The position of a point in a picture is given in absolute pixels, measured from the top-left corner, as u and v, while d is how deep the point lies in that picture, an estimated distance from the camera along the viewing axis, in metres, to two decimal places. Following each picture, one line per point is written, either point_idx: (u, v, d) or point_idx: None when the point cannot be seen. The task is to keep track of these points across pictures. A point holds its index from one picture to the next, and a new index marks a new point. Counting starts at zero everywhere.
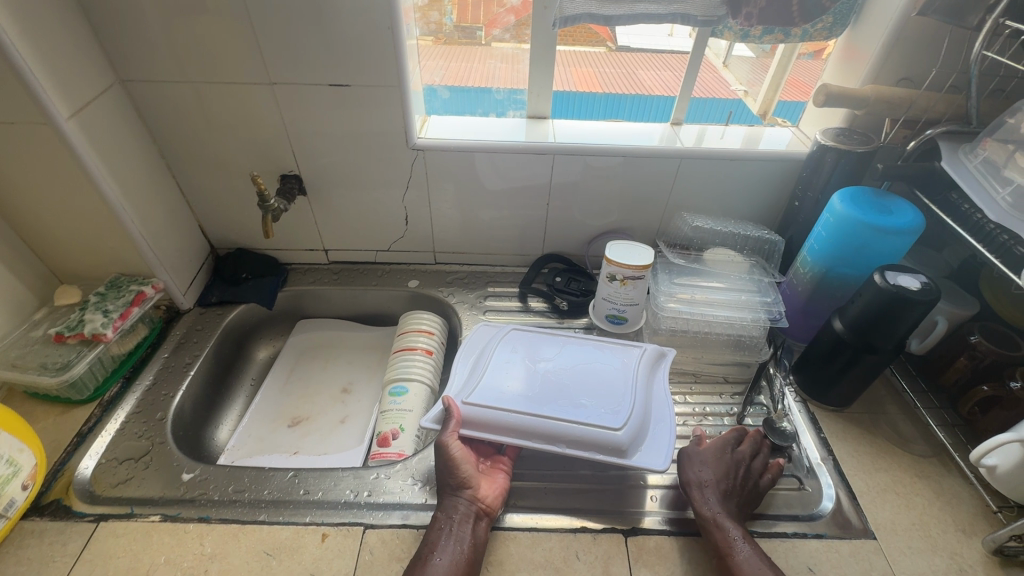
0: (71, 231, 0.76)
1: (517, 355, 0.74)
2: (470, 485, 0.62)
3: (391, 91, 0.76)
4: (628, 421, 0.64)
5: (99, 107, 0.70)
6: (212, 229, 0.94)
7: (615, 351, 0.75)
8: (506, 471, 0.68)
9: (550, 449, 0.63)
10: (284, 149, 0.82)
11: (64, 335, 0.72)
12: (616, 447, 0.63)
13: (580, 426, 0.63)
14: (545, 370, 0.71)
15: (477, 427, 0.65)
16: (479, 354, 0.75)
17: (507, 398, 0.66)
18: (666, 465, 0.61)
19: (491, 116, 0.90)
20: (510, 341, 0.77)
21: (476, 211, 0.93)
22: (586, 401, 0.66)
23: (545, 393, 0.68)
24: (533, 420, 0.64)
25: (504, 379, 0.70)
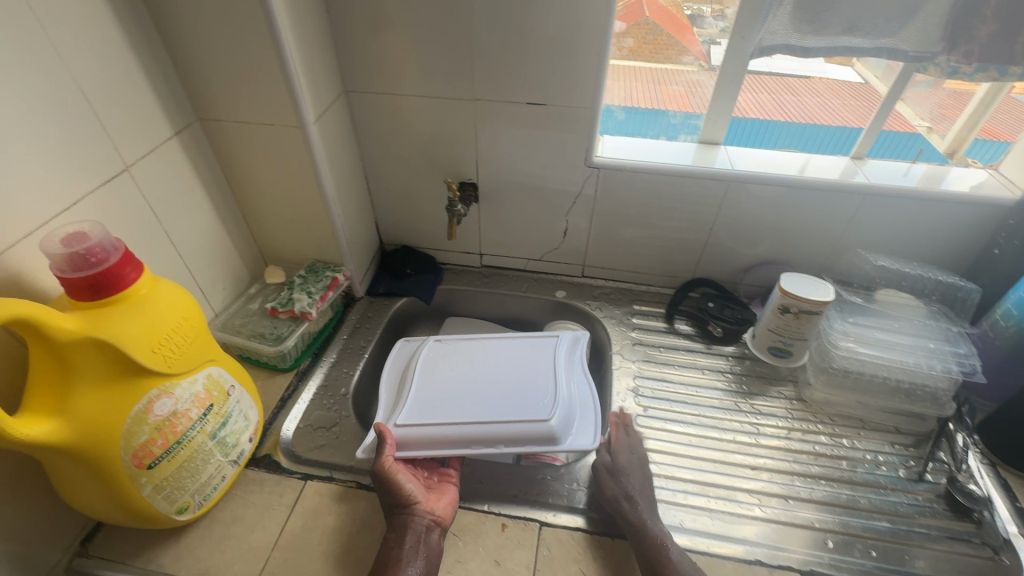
0: (287, 219, 0.86)
1: (436, 369, 0.79)
2: (418, 501, 0.63)
3: (582, 111, 0.80)
4: (553, 409, 0.71)
5: (330, 113, 0.79)
6: (385, 225, 1.03)
7: (536, 349, 0.82)
8: (455, 481, 0.70)
9: (468, 451, 0.69)
10: (469, 159, 0.89)
11: (277, 310, 0.81)
12: (545, 439, 0.69)
13: (512, 425, 0.69)
14: (441, 379, 0.78)
15: (415, 445, 0.70)
16: (401, 377, 0.80)
17: (433, 414, 0.72)
18: (595, 441, 0.70)
19: (661, 139, 0.92)
20: (432, 356, 0.82)
21: (635, 229, 0.95)
22: (511, 404, 0.72)
23: (471, 399, 0.74)
24: (459, 429, 0.69)
25: (427, 397, 0.75)
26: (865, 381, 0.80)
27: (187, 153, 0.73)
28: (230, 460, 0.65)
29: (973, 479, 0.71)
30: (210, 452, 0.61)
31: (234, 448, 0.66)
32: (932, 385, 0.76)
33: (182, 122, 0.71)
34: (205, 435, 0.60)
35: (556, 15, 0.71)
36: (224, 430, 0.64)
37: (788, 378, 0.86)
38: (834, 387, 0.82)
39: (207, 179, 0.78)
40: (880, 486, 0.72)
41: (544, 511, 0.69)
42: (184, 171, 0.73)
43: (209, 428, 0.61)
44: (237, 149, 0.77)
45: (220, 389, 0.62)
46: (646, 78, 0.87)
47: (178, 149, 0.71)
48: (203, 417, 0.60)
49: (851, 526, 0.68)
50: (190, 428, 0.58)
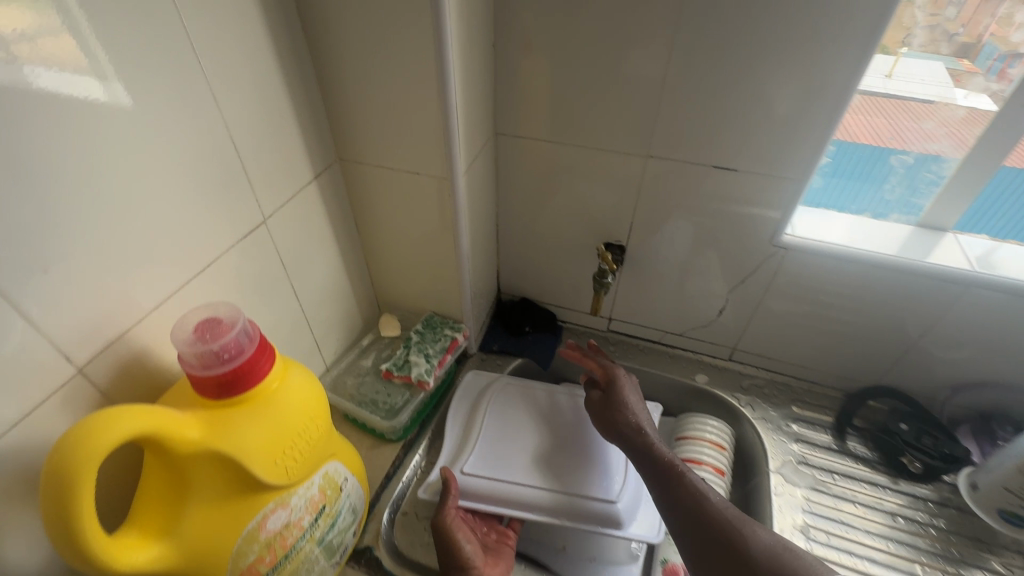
0: (411, 268, 0.77)
1: (510, 417, 0.75)
2: (475, 564, 0.59)
3: (783, 182, 0.64)
4: (624, 491, 0.67)
5: (479, 160, 0.69)
6: (507, 275, 0.92)
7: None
8: (511, 544, 0.67)
9: (526, 515, 0.66)
10: (622, 220, 0.76)
11: (392, 374, 0.72)
12: (604, 521, 0.65)
13: (576, 498, 0.66)
14: (513, 429, 0.74)
15: (475, 497, 0.67)
16: (472, 418, 0.76)
17: (502, 471, 0.69)
18: (659, 538, 0.64)
19: (867, 216, 0.73)
20: (506, 397, 0.78)
21: (812, 320, 0.78)
22: (574, 472, 0.69)
23: (538, 458, 0.70)
24: (520, 492, 0.67)
25: (495, 446, 0.72)
26: None
27: (323, 196, 0.65)
28: (332, 562, 0.57)
29: None
30: (314, 559, 0.53)
31: (338, 548, 0.57)
32: None
33: (322, 163, 0.64)
34: (313, 542, 0.52)
35: (780, 67, 0.57)
36: (332, 532, 0.55)
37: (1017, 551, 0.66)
38: None
39: (338, 222, 0.70)
40: None
41: None
42: (317, 216, 0.65)
43: (318, 533, 0.52)
44: (372, 193, 0.69)
45: (334, 487, 0.53)
46: (891, 116, 0.66)
47: (315, 193, 0.63)
48: (314, 522, 0.51)
49: None
50: (300, 538, 0.49)
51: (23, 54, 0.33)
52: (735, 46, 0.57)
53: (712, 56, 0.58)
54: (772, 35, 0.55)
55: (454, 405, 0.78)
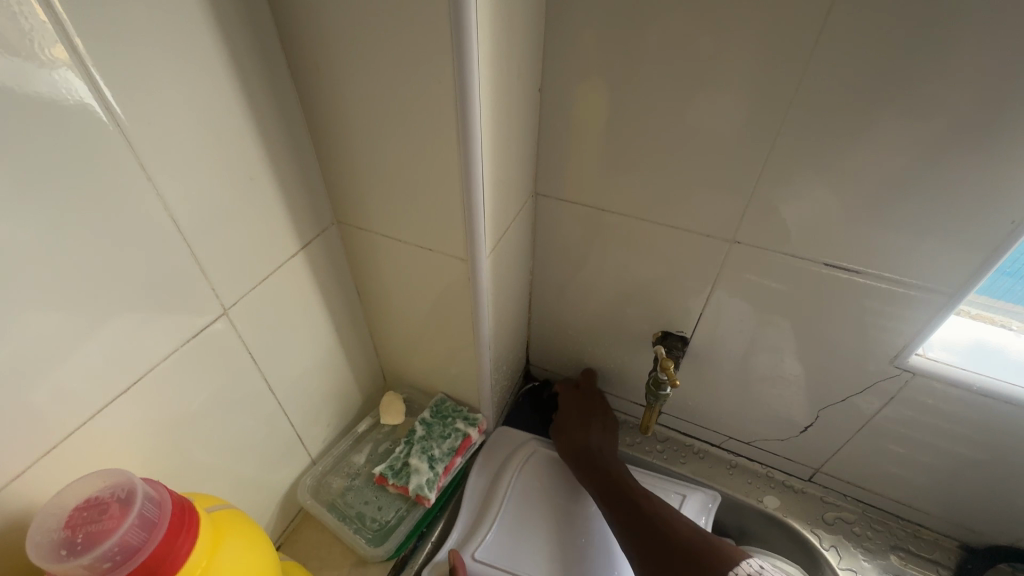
0: (421, 345, 0.64)
1: (537, 494, 0.65)
2: None
3: (919, 295, 0.47)
4: None
5: (510, 231, 0.55)
6: (538, 349, 0.78)
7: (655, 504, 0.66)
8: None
9: None
10: (687, 309, 0.60)
11: (386, 482, 0.59)
12: None
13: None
14: (540, 509, 0.64)
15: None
16: (495, 490, 0.65)
17: (520, 564, 0.59)
18: None
19: (1018, 326, 0.54)
20: (534, 467, 0.68)
21: (930, 457, 0.60)
22: (604, 574, 0.58)
23: (563, 547, 0.60)
24: None
25: (516, 530, 0.62)
26: None
27: (315, 268, 0.53)
28: None
29: None
30: None
31: None
32: None
33: (315, 229, 0.52)
34: None
35: (943, 148, 0.39)
36: None
37: None
38: None
39: (335, 294, 0.58)
40: None
41: None
42: (306, 292, 0.53)
43: None
44: (377, 263, 0.56)
45: None
46: None
47: (303, 267, 0.51)
48: None
49: None
50: None
51: (61, 56, 0.29)
52: (878, 115, 0.40)
53: (837, 127, 0.42)
54: (939, 104, 0.38)
55: (477, 467, 0.68)
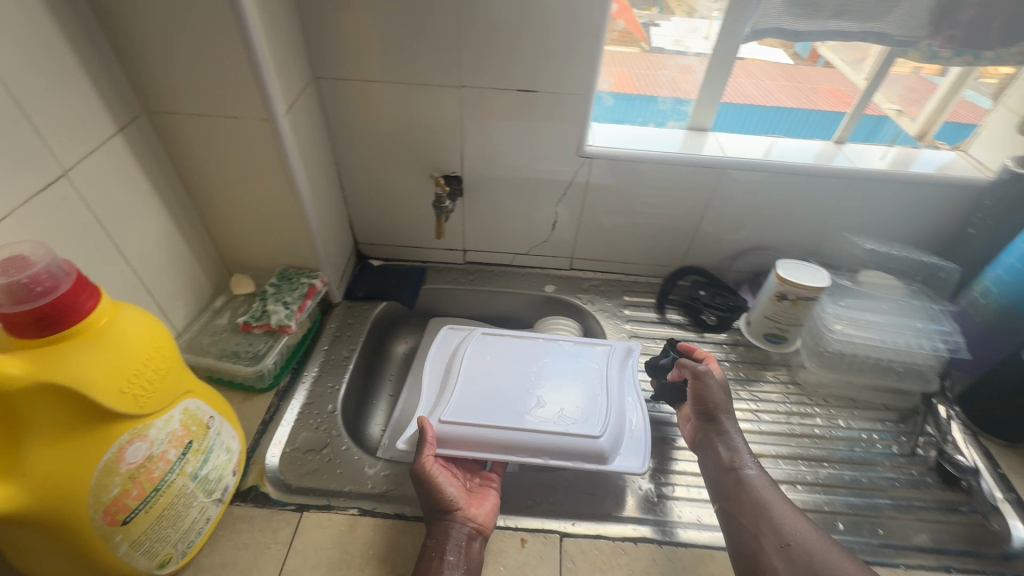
0: (255, 223, 0.77)
1: (484, 361, 0.76)
2: (459, 506, 0.61)
3: (577, 99, 0.76)
4: (604, 426, 0.67)
5: (301, 102, 0.71)
6: (360, 225, 0.95)
7: (585, 353, 0.79)
8: (496, 486, 0.67)
9: (509, 457, 0.65)
10: (452, 151, 0.83)
11: (251, 325, 0.74)
12: (593, 457, 0.65)
13: (558, 435, 0.66)
14: (488, 370, 0.75)
15: (454, 445, 0.66)
16: (446, 366, 0.76)
17: (478, 412, 0.68)
18: (644, 467, 0.65)
19: (650, 126, 0.89)
20: (482, 346, 0.79)
21: (625, 218, 0.93)
22: (551, 408, 0.69)
23: (572, 399, 0.71)
24: (502, 434, 0.66)
25: (474, 393, 0.71)
26: (857, 363, 0.81)
27: (135, 152, 0.63)
28: (213, 499, 0.58)
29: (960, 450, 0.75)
30: (190, 494, 0.54)
31: (217, 485, 0.59)
32: (919, 364, 0.79)
33: (126, 116, 0.62)
34: (185, 477, 0.53)
35: None
36: (206, 468, 0.56)
37: (782, 363, 0.87)
38: (828, 370, 0.83)
39: (160, 180, 0.68)
40: (878, 464, 0.75)
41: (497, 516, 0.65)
42: (132, 173, 0.63)
43: (190, 468, 0.54)
44: (193, 146, 0.68)
45: (199, 423, 0.55)
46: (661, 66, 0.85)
47: (123, 147, 0.61)
48: (182, 457, 0.52)
49: (856, 506, 0.69)
50: (169, 471, 0.51)
51: None
52: None
53: None
54: None
55: (430, 354, 0.78)
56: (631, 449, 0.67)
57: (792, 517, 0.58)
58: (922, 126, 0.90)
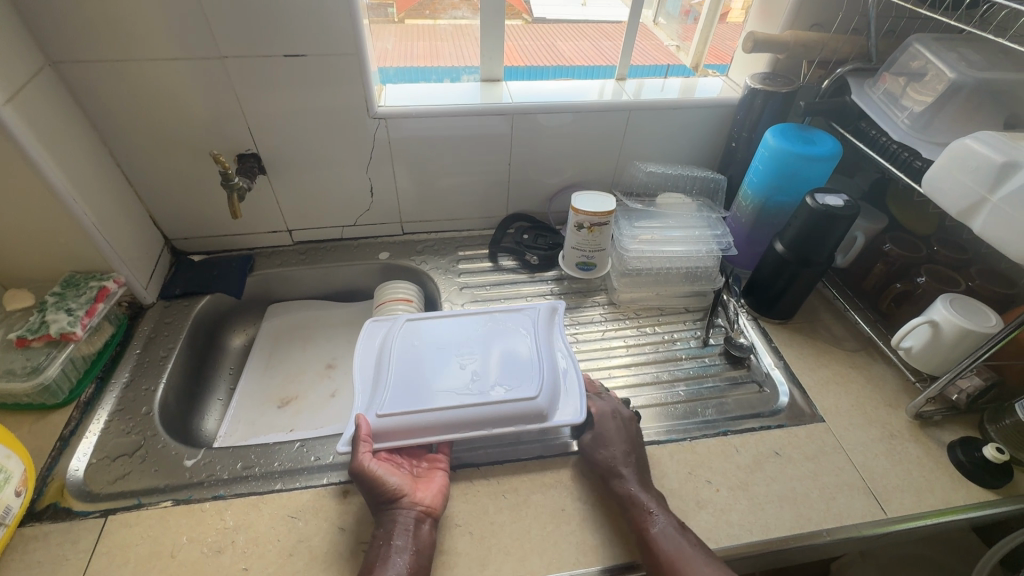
0: (15, 231, 0.71)
1: (414, 346, 0.76)
2: (404, 493, 0.60)
3: (350, 60, 0.76)
4: (539, 387, 0.70)
5: (34, 90, 0.65)
6: (166, 219, 0.90)
7: (512, 320, 0.82)
8: (444, 466, 0.66)
9: (453, 435, 0.66)
10: (239, 127, 0.81)
11: (27, 339, 0.68)
12: (533, 418, 0.68)
13: (499, 406, 0.68)
14: (422, 355, 0.75)
15: (398, 436, 0.66)
16: (378, 359, 0.74)
17: (418, 400, 0.68)
18: (581, 417, 0.68)
19: (445, 80, 0.93)
20: (408, 335, 0.78)
21: (440, 175, 0.95)
22: (490, 384, 0.71)
23: (499, 371, 0.73)
24: (447, 415, 0.67)
25: (408, 380, 0.71)
26: (657, 275, 0.90)
27: None
28: None
29: (742, 333, 0.87)
30: None
31: None
32: (705, 266, 0.89)
33: None
34: None
35: None
36: None
37: (600, 287, 0.95)
38: (635, 287, 0.92)
39: None
40: (679, 359, 0.84)
41: (319, 476, 0.66)
42: None
43: None
44: None
45: None
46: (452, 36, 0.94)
47: None
48: None
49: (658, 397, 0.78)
50: None
51: None
52: None
53: None
54: None
55: (358, 349, 0.76)
56: (571, 405, 0.70)
57: (694, 565, 0.55)
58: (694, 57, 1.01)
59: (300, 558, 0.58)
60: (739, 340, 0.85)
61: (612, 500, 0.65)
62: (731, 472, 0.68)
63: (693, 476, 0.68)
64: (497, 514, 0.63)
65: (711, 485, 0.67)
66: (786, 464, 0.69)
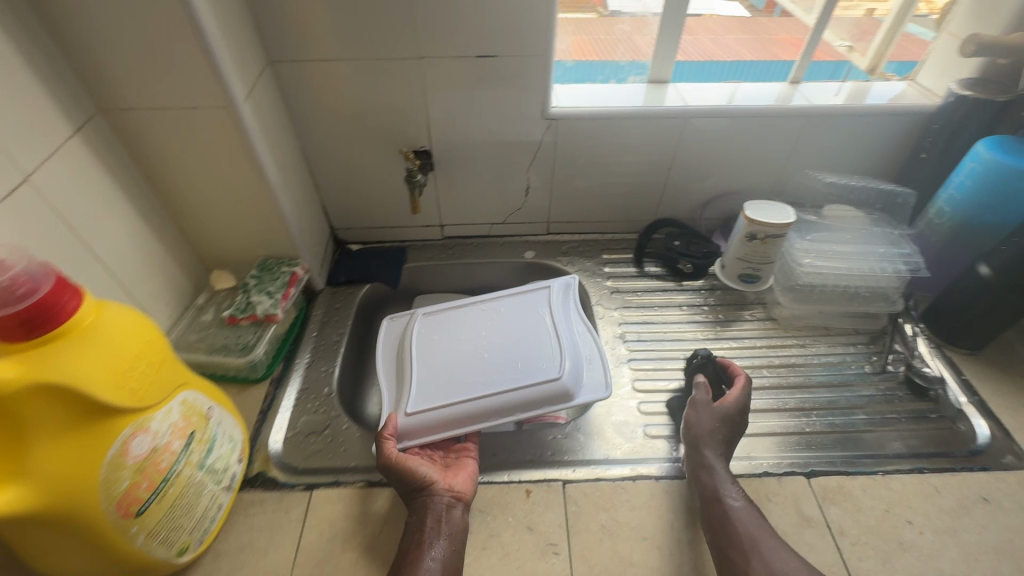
0: (227, 216, 0.77)
1: (435, 340, 0.77)
2: (435, 481, 0.62)
3: (536, 60, 0.76)
4: (561, 365, 0.70)
5: (260, 88, 0.70)
6: (335, 210, 0.95)
7: (526, 301, 0.81)
8: (473, 454, 0.69)
9: (485, 423, 0.68)
10: (419, 126, 0.83)
11: (237, 317, 0.74)
12: (560, 398, 0.69)
13: (527, 389, 0.68)
14: (442, 348, 0.76)
15: (430, 432, 0.67)
16: (400, 359, 0.76)
17: (446, 392, 0.70)
18: (607, 391, 0.69)
19: (611, 82, 0.91)
20: (426, 328, 0.79)
21: (596, 175, 0.94)
22: (512, 369, 0.71)
23: (519, 354, 0.73)
24: (477, 403, 0.68)
25: (433, 375, 0.72)
26: (828, 293, 0.84)
27: (95, 151, 0.62)
28: (223, 487, 0.60)
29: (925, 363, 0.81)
30: (199, 483, 0.55)
31: (224, 473, 0.60)
32: (884, 287, 0.82)
33: (81, 116, 0.60)
34: (193, 466, 0.54)
35: None
36: (211, 457, 0.58)
37: (756, 301, 0.91)
38: (801, 303, 0.86)
39: (124, 181, 0.67)
40: (848, 383, 0.79)
41: (501, 472, 0.68)
42: (95, 175, 0.62)
43: (196, 458, 0.55)
44: (153, 140, 0.67)
45: (198, 414, 0.56)
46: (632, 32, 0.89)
47: (82, 149, 0.60)
48: (188, 447, 0.54)
49: (836, 424, 0.74)
50: (176, 462, 0.52)
51: None
52: None
53: None
54: None
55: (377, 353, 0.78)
56: (592, 381, 0.71)
57: (767, 543, 0.55)
58: (872, 60, 0.92)
59: (493, 552, 0.61)
60: (923, 370, 0.79)
61: (804, 530, 0.62)
62: (934, 514, 0.63)
63: (891, 514, 0.63)
64: (682, 531, 0.62)
65: (913, 526, 0.62)
66: (997, 511, 0.63)
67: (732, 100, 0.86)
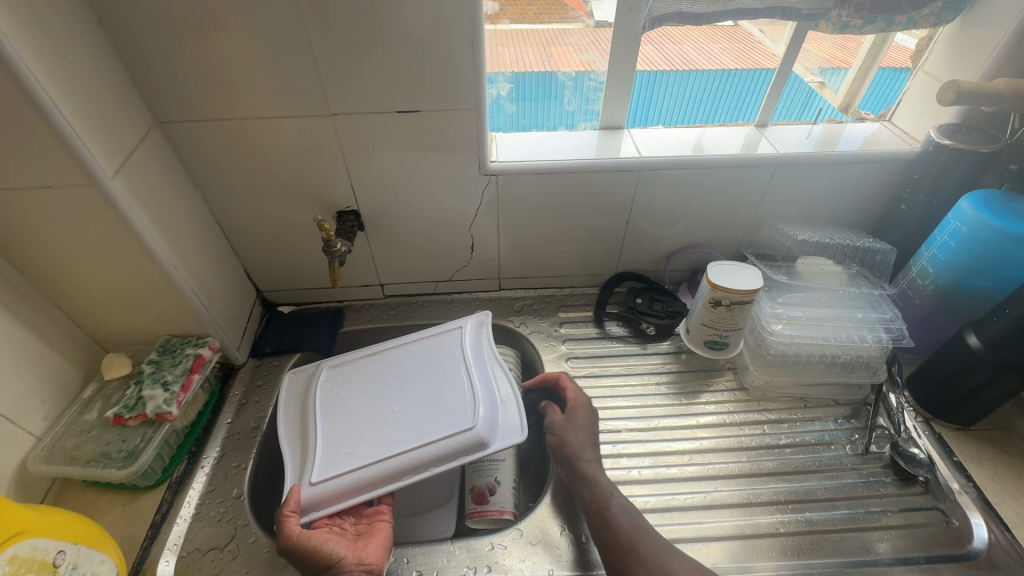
0: (118, 299, 0.67)
1: (344, 394, 0.71)
2: (343, 556, 0.57)
3: (466, 114, 0.68)
4: (474, 412, 0.65)
5: (142, 158, 0.61)
6: (260, 273, 0.86)
7: (439, 342, 0.76)
8: (388, 519, 0.65)
9: (399, 483, 0.62)
10: (342, 185, 0.74)
11: (123, 418, 0.64)
12: (472, 449, 0.63)
13: (442, 441, 0.63)
14: (352, 402, 0.70)
15: (339, 499, 0.61)
16: (304, 418, 0.69)
17: (358, 453, 0.63)
18: (522, 433, 0.65)
19: (560, 129, 0.83)
20: (334, 380, 0.73)
21: (548, 230, 0.86)
22: (427, 419, 0.66)
23: (433, 401, 0.68)
24: (388, 462, 0.62)
25: (341, 436, 0.66)
26: (801, 361, 0.76)
27: None
28: None
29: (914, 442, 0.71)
30: None
31: None
32: (865, 356, 0.74)
33: None
34: None
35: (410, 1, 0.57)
36: None
37: (725, 367, 0.82)
38: (774, 372, 0.78)
39: None
40: (830, 468, 0.70)
41: None
42: None
43: None
44: (11, 224, 0.57)
45: (36, 568, 0.46)
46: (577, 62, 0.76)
47: None
48: None
49: (813, 521, 0.65)
50: None
51: None
52: None
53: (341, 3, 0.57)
54: None
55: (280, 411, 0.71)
56: (506, 425, 0.66)
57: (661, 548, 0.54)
58: (845, 96, 0.85)
59: None
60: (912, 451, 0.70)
61: None
62: None
63: None
64: None
65: None
66: None
67: (696, 149, 0.78)
